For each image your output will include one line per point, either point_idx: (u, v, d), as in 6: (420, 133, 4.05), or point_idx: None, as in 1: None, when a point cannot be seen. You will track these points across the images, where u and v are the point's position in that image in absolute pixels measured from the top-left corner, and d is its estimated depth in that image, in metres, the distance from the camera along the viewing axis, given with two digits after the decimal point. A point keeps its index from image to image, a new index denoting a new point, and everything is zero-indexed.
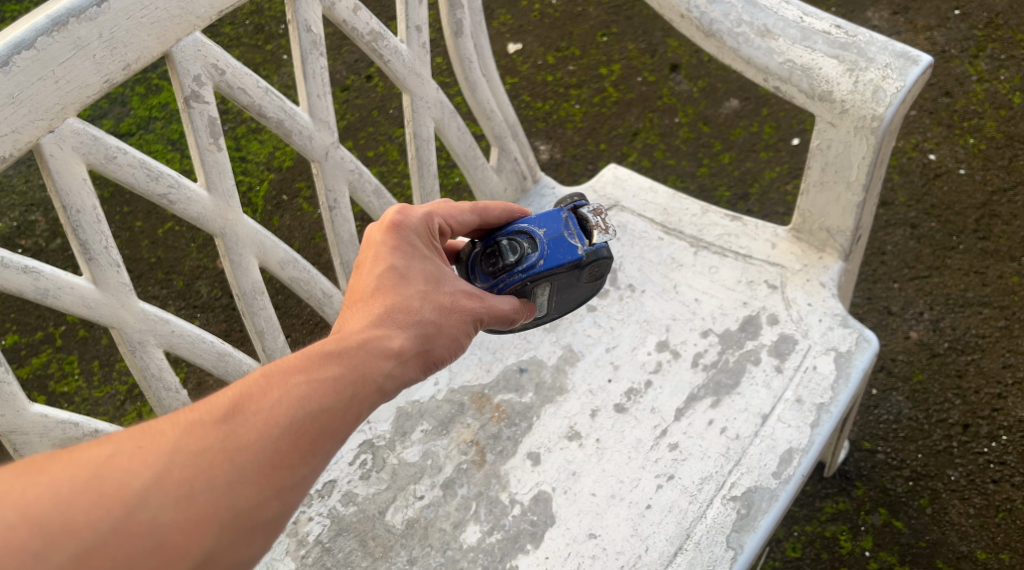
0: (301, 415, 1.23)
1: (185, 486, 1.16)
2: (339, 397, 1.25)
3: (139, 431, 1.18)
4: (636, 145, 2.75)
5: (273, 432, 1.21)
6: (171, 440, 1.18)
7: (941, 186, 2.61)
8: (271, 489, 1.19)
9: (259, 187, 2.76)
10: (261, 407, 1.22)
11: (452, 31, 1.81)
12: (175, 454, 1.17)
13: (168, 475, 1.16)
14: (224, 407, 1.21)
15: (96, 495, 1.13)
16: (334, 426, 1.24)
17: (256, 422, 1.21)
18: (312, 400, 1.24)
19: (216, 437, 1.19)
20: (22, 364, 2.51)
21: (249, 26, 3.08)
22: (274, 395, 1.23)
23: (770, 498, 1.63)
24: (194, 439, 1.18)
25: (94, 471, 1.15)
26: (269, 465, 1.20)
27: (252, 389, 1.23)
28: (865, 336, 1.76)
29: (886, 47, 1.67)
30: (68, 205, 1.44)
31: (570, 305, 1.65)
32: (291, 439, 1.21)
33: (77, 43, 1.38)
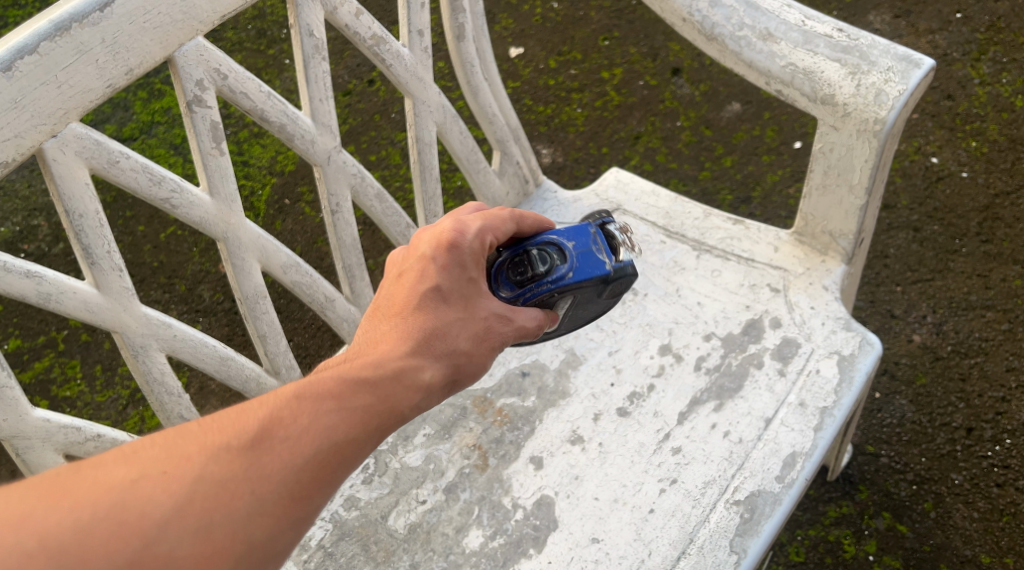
0: (327, 446, 1.20)
1: (206, 516, 1.13)
2: (364, 428, 1.23)
3: (163, 456, 1.15)
4: (638, 149, 2.75)
5: (298, 461, 1.18)
6: (195, 468, 1.15)
7: (944, 189, 2.61)
8: (290, 522, 1.17)
9: (261, 192, 2.76)
10: (288, 434, 1.19)
11: (454, 35, 1.81)
12: (197, 483, 1.14)
13: (190, 504, 1.13)
14: (250, 433, 1.18)
15: (115, 523, 1.11)
16: (357, 459, 1.22)
17: (281, 451, 1.18)
18: (339, 431, 1.21)
19: (241, 465, 1.16)
20: (24, 369, 2.51)
21: (251, 31, 3.09)
22: (302, 424, 1.20)
23: (773, 502, 1.63)
24: (218, 467, 1.16)
25: (115, 497, 1.12)
26: (292, 495, 1.17)
27: (280, 415, 1.20)
28: (868, 339, 1.75)
29: (888, 50, 1.67)
30: (70, 209, 1.44)
31: (588, 313, 1.60)
32: (314, 470, 1.19)
33: (80, 48, 1.38)
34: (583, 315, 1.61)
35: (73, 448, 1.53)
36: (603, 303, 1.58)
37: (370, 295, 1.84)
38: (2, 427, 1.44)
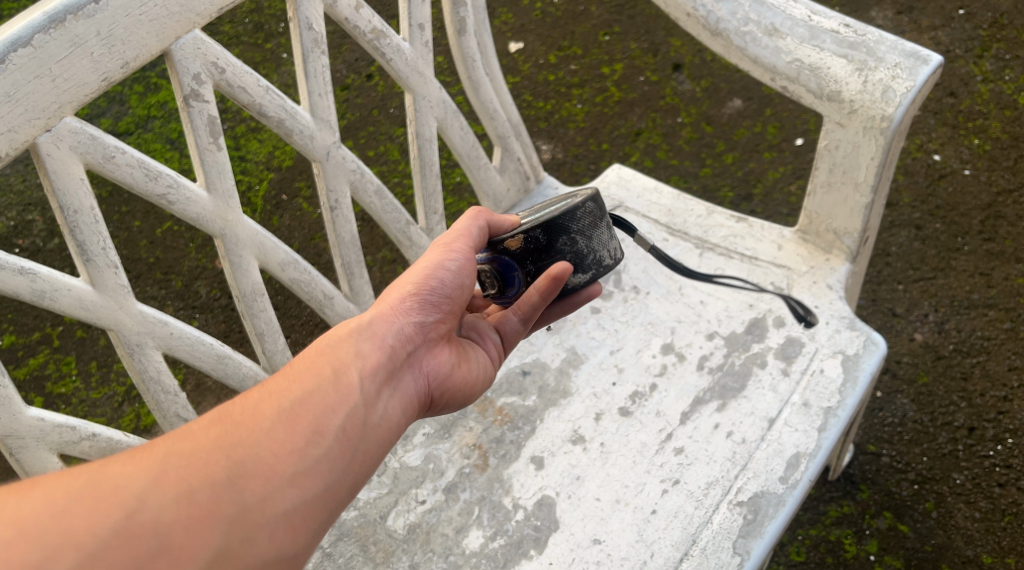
0: (287, 404, 1.28)
1: (184, 483, 1.20)
2: (320, 381, 1.31)
3: (131, 450, 1.23)
4: (638, 145, 2.73)
5: (262, 423, 1.26)
6: (162, 447, 1.22)
7: (946, 187, 2.59)
8: (277, 478, 1.24)
9: (258, 187, 2.73)
10: (249, 405, 1.28)
11: (456, 29, 1.79)
12: (167, 457, 1.21)
13: (164, 475, 1.20)
14: (212, 416, 1.27)
15: (93, 503, 1.17)
16: (322, 407, 1.30)
17: (244, 419, 1.26)
18: (294, 390, 1.30)
19: (208, 434, 1.24)
20: (19, 366, 2.48)
21: (248, 25, 3.06)
22: (258, 397, 1.29)
23: (777, 503, 1.61)
24: (185, 441, 1.23)
25: (87, 481, 1.18)
26: (269, 453, 1.25)
27: (237, 398, 1.30)
28: (872, 338, 1.74)
29: (896, 46, 1.65)
30: (65, 205, 1.41)
31: (554, 203, 1.50)
32: (284, 424, 1.27)
33: (75, 41, 1.35)
34: (564, 199, 1.52)
35: (68, 447, 1.51)
36: (530, 208, 1.52)
37: (370, 292, 1.82)
38: None
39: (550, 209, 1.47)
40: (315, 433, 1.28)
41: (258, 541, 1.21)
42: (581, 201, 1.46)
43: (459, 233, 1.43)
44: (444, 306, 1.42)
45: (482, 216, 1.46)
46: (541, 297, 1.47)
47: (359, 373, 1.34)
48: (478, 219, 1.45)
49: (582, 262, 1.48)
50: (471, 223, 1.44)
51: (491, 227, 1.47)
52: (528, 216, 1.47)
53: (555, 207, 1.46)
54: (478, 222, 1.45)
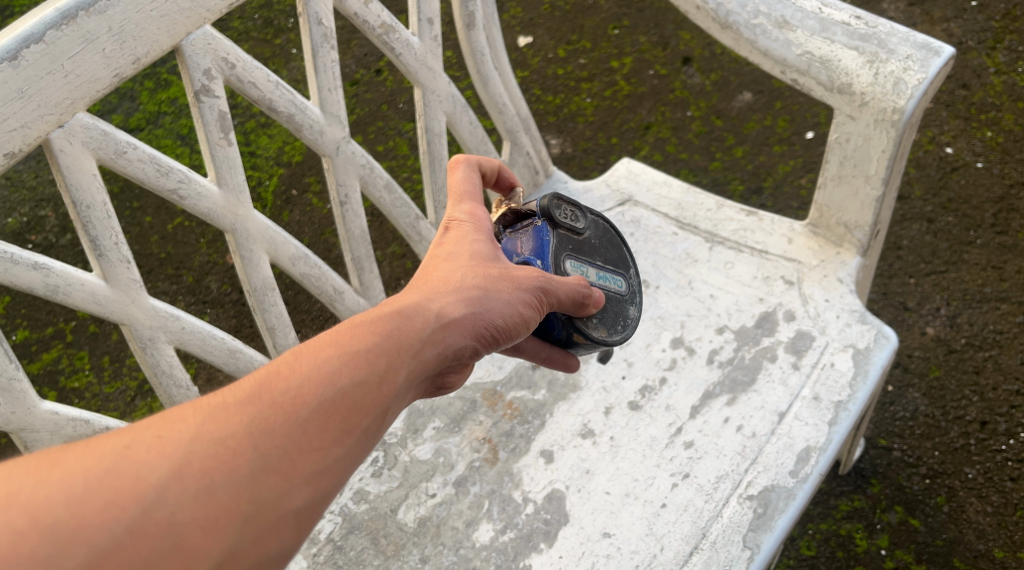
0: (330, 394, 1.15)
1: (206, 476, 1.08)
2: (371, 370, 1.18)
3: (158, 421, 1.10)
4: (648, 139, 2.72)
5: (300, 413, 1.13)
6: (190, 428, 1.10)
7: (959, 179, 2.58)
8: (300, 476, 1.11)
9: (268, 182, 2.74)
10: (289, 386, 1.14)
11: (465, 23, 1.79)
12: (195, 442, 1.09)
13: (188, 465, 1.08)
14: (250, 390, 1.14)
15: (110, 492, 1.05)
16: (364, 402, 1.16)
17: (283, 403, 1.13)
18: (341, 376, 1.16)
19: (242, 420, 1.11)
20: (32, 360, 2.49)
21: (258, 20, 3.06)
22: (302, 375, 1.15)
23: (786, 497, 1.61)
24: (216, 425, 1.10)
25: (108, 465, 1.07)
26: (299, 449, 1.12)
27: (278, 367, 1.16)
28: (883, 332, 1.73)
29: (907, 38, 1.65)
30: (77, 200, 1.42)
31: (614, 255, 1.57)
32: (319, 420, 1.14)
33: (87, 37, 1.36)
34: (618, 260, 1.57)
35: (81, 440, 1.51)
36: (600, 241, 1.56)
37: (380, 287, 1.82)
38: (10, 420, 1.43)
39: (613, 317, 1.51)
40: (349, 431, 1.15)
41: (266, 544, 1.09)
42: (633, 300, 1.56)
43: (554, 295, 1.36)
44: (511, 330, 1.32)
45: (585, 292, 1.40)
46: (542, 358, 1.50)
47: (410, 372, 1.21)
48: (580, 293, 1.40)
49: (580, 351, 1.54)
50: (573, 289, 1.38)
51: (583, 306, 1.42)
52: (599, 313, 1.49)
53: (618, 320, 1.52)
54: (579, 294, 1.39)
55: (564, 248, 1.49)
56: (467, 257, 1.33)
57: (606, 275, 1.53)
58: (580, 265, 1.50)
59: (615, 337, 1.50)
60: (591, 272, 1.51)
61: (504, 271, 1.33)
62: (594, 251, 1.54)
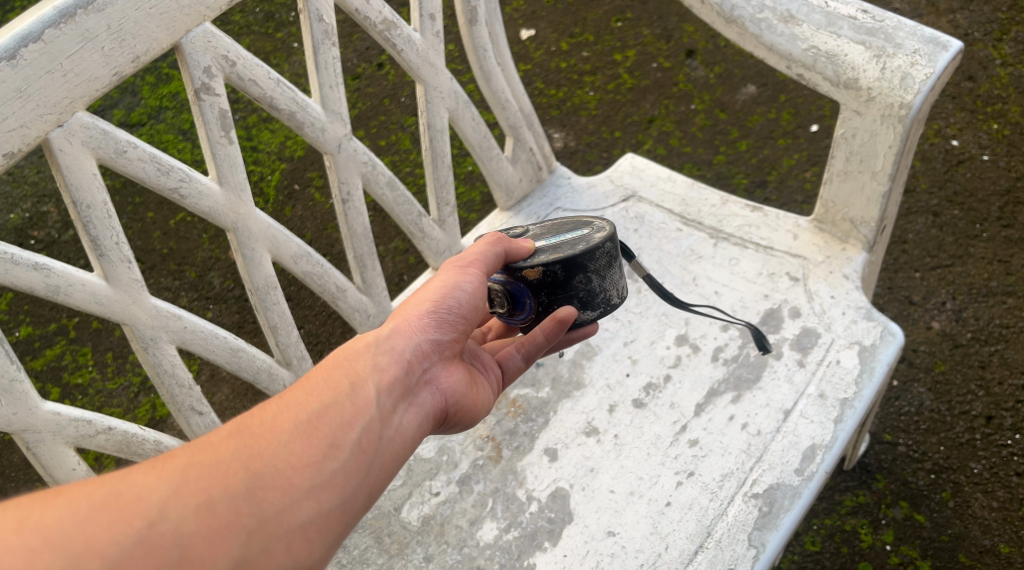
0: (307, 415, 1.25)
1: (204, 494, 1.16)
2: (341, 391, 1.28)
3: (149, 459, 1.19)
4: (651, 133, 2.71)
5: (282, 435, 1.23)
6: (181, 458, 1.19)
7: (964, 172, 2.57)
8: (293, 490, 1.20)
9: (270, 177, 2.73)
10: (264, 418, 1.24)
11: (467, 19, 1.77)
12: (186, 467, 1.18)
13: (184, 485, 1.16)
14: (231, 425, 1.23)
15: (114, 513, 1.13)
16: (342, 419, 1.26)
17: (264, 430, 1.23)
18: (315, 401, 1.26)
19: (226, 446, 1.20)
20: (35, 357, 2.49)
21: (260, 15, 3.05)
22: (277, 406, 1.25)
23: (792, 495, 1.60)
24: (204, 453, 1.19)
25: (109, 491, 1.15)
26: (289, 465, 1.21)
27: (253, 409, 1.26)
28: (889, 329, 1.72)
29: (915, 33, 1.63)
30: (78, 200, 1.41)
31: (570, 225, 1.50)
32: (303, 437, 1.23)
33: (85, 35, 1.35)
34: (575, 224, 1.50)
35: (84, 441, 1.50)
36: (548, 226, 1.52)
37: (382, 284, 1.81)
38: (12, 421, 1.42)
39: (570, 242, 1.44)
40: (334, 445, 1.24)
41: (274, 552, 1.17)
42: (595, 229, 1.46)
43: (475, 257, 1.40)
44: (462, 316, 1.38)
45: (497, 237, 1.42)
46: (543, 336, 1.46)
47: (380, 386, 1.30)
48: (496, 238, 1.41)
49: (591, 302, 1.45)
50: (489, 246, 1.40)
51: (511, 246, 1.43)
52: (548, 249, 1.44)
53: (572, 244, 1.43)
54: (497, 241, 1.41)
55: None
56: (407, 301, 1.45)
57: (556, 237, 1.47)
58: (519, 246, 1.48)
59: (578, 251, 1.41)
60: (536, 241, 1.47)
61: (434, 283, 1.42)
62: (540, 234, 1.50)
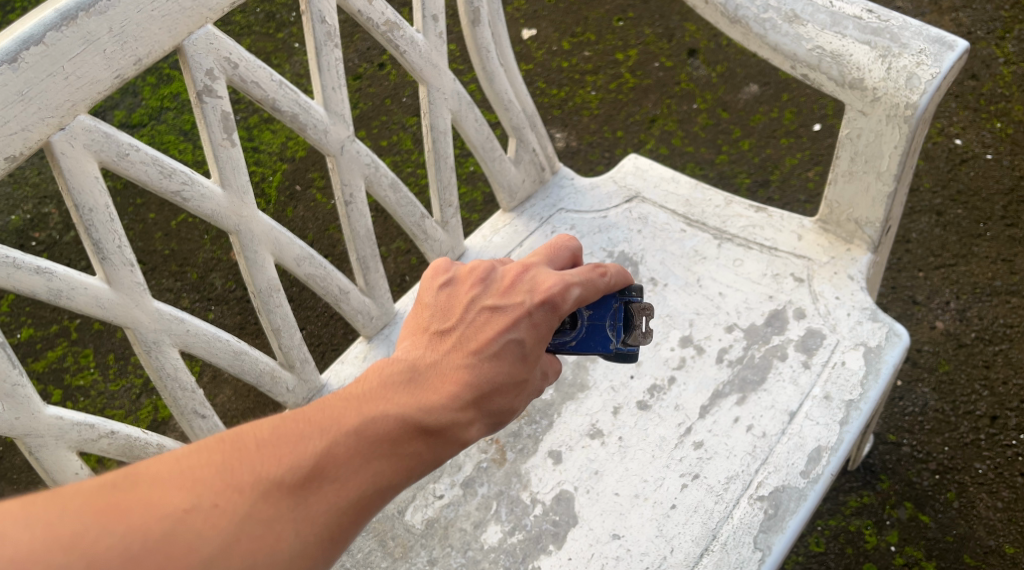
0: (371, 492, 1.20)
1: (251, 555, 1.13)
2: (408, 474, 1.24)
3: (216, 487, 1.14)
4: (653, 132, 2.70)
5: (342, 507, 1.18)
6: (245, 502, 1.14)
7: (967, 171, 2.56)
8: (325, 564, 1.17)
9: (272, 178, 2.72)
10: (338, 475, 1.19)
11: (469, 20, 1.76)
12: (246, 519, 1.14)
13: (236, 542, 1.12)
14: (305, 471, 1.17)
15: (165, 554, 1.10)
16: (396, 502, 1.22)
17: (331, 493, 1.18)
18: (385, 476, 1.21)
19: (292, 504, 1.16)
20: (36, 359, 2.48)
21: (260, 15, 3.04)
22: (352, 467, 1.20)
23: (798, 497, 1.59)
24: (269, 505, 1.15)
25: (166, 527, 1.11)
26: (333, 541, 1.17)
27: (333, 455, 1.19)
28: (895, 330, 1.71)
29: (921, 32, 1.63)
30: (80, 204, 1.40)
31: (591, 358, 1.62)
32: (356, 514, 1.19)
33: (87, 38, 1.34)
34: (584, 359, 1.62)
35: (87, 445, 1.50)
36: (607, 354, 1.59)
37: (385, 286, 1.80)
38: (14, 426, 1.42)
39: None
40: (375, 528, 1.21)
41: None
42: None
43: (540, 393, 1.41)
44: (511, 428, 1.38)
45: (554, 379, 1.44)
46: None
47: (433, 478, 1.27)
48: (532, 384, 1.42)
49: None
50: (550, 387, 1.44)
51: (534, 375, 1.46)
52: None
53: None
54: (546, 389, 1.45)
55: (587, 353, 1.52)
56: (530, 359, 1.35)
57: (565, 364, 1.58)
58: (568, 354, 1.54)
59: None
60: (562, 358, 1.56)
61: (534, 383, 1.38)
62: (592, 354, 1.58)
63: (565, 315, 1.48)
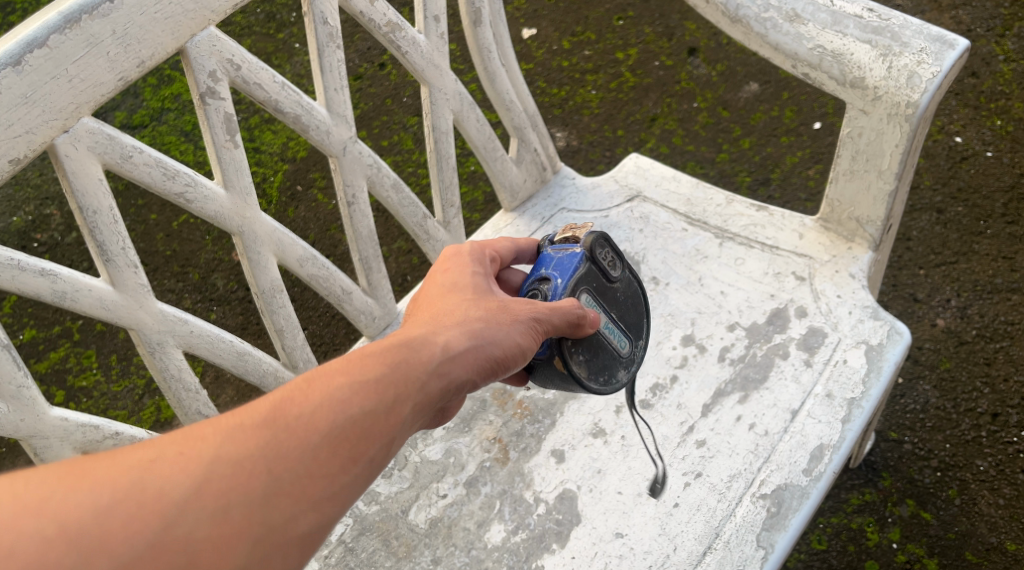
0: (341, 420, 1.14)
1: (223, 496, 1.07)
2: (382, 398, 1.17)
3: (179, 437, 1.10)
4: (654, 131, 2.71)
5: (312, 439, 1.12)
6: (211, 446, 1.09)
7: (968, 169, 2.56)
8: (309, 501, 1.10)
9: (273, 178, 2.73)
10: (302, 410, 1.13)
11: (471, 20, 1.77)
12: (214, 461, 1.08)
13: (206, 483, 1.07)
14: (266, 411, 1.13)
15: (134, 505, 1.05)
16: (375, 430, 1.16)
17: (297, 426, 1.12)
18: (354, 403, 1.15)
19: (256, 440, 1.10)
20: (39, 360, 2.49)
21: (260, 15, 3.05)
22: (316, 399, 1.14)
23: (801, 495, 1.60)
24: (235, 444, 1.10)
25: (133, 479, 1.06)
26: (311, 475, 1.11)
27: (292, 393, 1.14)
28: (897, 328, 1.72)
29: (921, 31, 1.63)
30: (84, 206, 1.41)
31: (632, 319, 1.54)
32: (331, 446, 1.13)
33: (90, 41, 1.34)
34: (632, 326, 1.54)
35: (91, 446, 1.50)
36: (626, 297, 1.53)
37: (387, 286, 1.81)
38: (19, 427, 1.42)
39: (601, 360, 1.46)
40: (358, 459, 1.14)
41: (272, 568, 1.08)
42: (627, 366, 1.51)
43: (548, 324, 1.35)
44: (508, 360, 1.31)
45: (580, 315, 1.38)
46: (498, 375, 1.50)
47: (418, 406, 1.20)
48: (573, 323, 1.37)
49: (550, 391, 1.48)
50: (567, 315, 1.37)
51: (578, 327, 1.39)
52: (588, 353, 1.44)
53: (601, 372, 1.46)
54: (572, 317, 1.37)
55: (589, 278, 1.47)
56: (471, 292, 1.35)
57: (616, 328, 1.50)
58: (598, 302, 1.47)
59: (593, 385, 1.44)
60: (604, 318, 1.48)
61: (503, 305, 1.33)
62: (616, 303, 1.52)
63: (539, 288, 1.46)
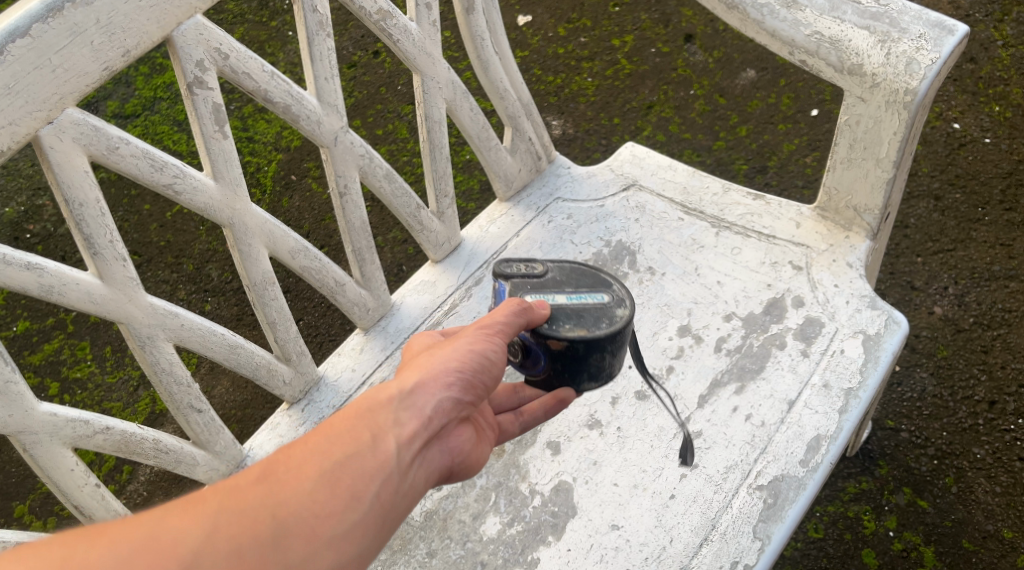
0: (330, 463, 1.13)
1: (234, 543, 1.07)
2: (360, 439, 1.16)
3: (180, 500, 1.10)
4: (650, 119, 2.68)
5: (307, 483, 1.12)
6: (212, 502, 1.09)
7: (966, 155, 2.55)
8: (320, 541, 1.10)
9: (267, 167, 2.71)
10: (289, 464, 1.13)
11: (463, 8, 1.74)
12: (218, 514, 1.08)
13: (215, 534, 1.07)
14: (257, 470, 1.13)
15: (147, 556, 1.05)
16: (367, 466, 1.15)
17: (290, 476, 1.12)
18: (336, 448, 1.15)
19: (255, 494, 1.10)
20: (33, 352, 2.47)
21: (253, 3, 3.02)
22: (300, 452, 1.14)
23: (797, 486, 1.59)
24: (236, 497, 1.10)
25: (142, 535, 1.06)
26: (315, 516, 1.10)
27: (276, 455, 1.14)
28: (894, 317, 1.71)
29: (920, 17, 1.61)
30: (70, 198, 1.39)
31: (589, 279, 1.47)
32: (328, 486, 1.12)
33: (74, 29, 1.32)
34: (596, 282, 1.46)
35: (81, 441, 1.49)
36: (568, 274, 1.48)
37: (381, 277, 1.79)
38: (8, 423, 1.41)
39: (593, 316, 1.41)
40: (359, 496, 1.13)
41: None
42: (620, 300, 1.43)
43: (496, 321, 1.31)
44: (483, 372, 1.27)
45: (522, 303, 1.35)
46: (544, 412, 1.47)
47: (399, 435, 1.18)
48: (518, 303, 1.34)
49: (599, 374, 1.44)
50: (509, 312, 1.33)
51: (528, 309, 1.35)
52: (575, 317, 1.41)
53: (599, 318, 1.41)
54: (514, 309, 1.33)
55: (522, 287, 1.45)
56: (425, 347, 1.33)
57: (580, 296, 1.44)
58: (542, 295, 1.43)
59: (601, 332, 1.39)
60: (564, 296, 1.43)
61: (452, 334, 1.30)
62: (566, 282, 1.46)
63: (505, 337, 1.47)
